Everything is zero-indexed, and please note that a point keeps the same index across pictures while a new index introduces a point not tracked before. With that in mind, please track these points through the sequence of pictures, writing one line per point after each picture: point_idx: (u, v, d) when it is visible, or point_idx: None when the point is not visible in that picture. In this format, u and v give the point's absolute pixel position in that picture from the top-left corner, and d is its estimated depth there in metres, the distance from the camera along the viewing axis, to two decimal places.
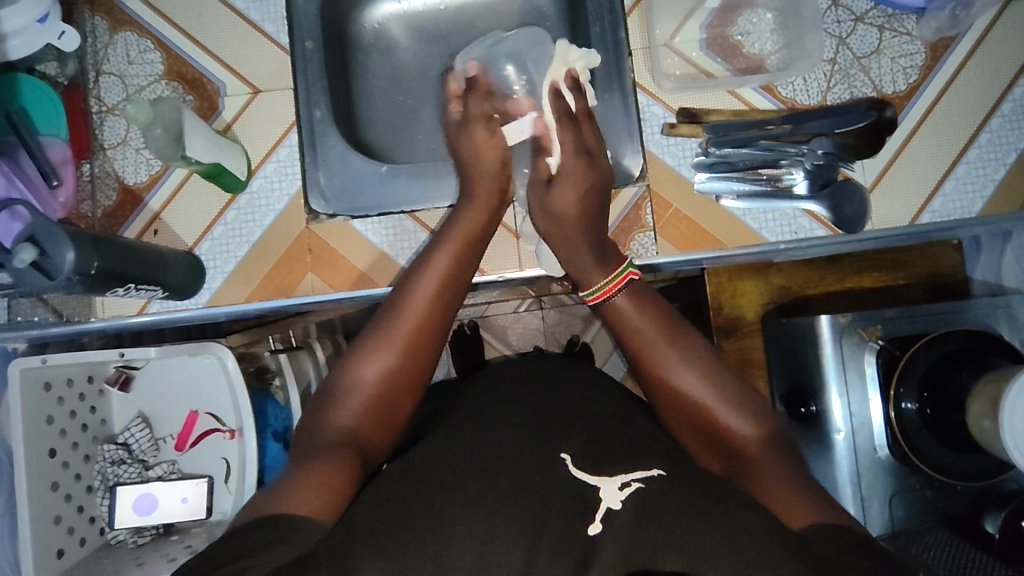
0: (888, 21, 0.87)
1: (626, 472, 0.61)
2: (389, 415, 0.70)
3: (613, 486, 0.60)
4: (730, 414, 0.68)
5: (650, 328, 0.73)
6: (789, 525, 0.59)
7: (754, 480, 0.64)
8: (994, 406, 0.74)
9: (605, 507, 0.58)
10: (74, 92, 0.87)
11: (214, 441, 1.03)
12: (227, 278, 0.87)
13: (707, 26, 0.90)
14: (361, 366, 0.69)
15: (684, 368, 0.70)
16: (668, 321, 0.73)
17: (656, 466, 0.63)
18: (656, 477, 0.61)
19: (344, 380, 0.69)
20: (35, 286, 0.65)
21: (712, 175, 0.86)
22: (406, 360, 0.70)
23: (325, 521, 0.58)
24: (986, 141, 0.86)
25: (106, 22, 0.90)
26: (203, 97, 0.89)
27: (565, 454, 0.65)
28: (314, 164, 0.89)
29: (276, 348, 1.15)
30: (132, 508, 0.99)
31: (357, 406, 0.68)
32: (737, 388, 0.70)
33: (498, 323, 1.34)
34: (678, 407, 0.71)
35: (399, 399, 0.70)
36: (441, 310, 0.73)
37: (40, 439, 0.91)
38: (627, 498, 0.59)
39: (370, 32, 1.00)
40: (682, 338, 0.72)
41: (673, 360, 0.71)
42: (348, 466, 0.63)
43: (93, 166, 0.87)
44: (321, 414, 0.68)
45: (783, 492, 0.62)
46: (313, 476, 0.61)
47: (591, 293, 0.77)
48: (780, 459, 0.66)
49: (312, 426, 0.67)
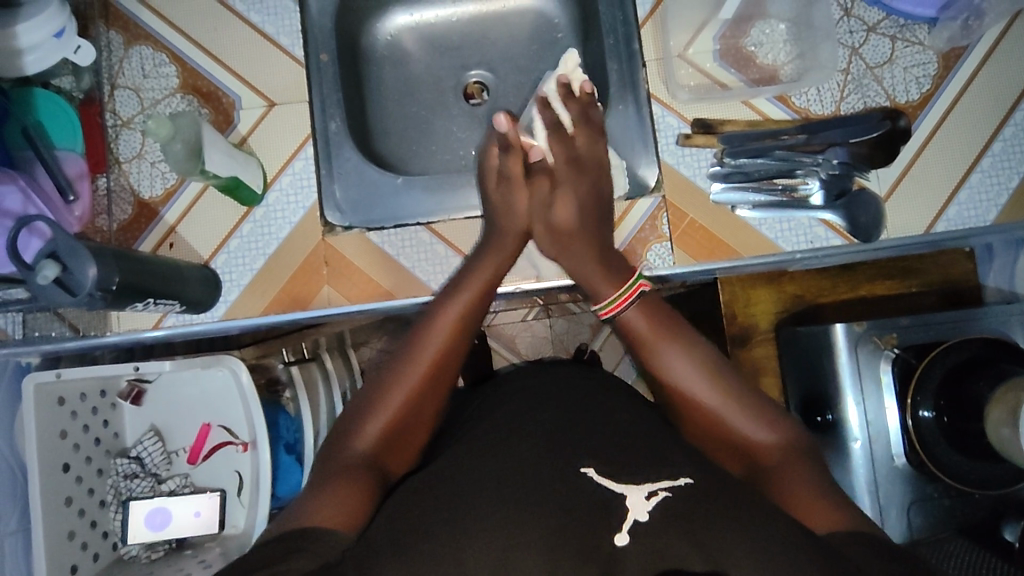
0: (900, 31, 0.88)
1: (654, 481, 0.60)
2: (410, 437, 0.70)
3: (640, 496, 0.58)
4: (743, 420, 0.69)
5: (661, 338, 0.73)
6: (812, 528, 0.58)
7: (775, 484, 0.64)
8: (1014, 415, 0.74)
9: (633, 518, 0.55)
10: (90, 106, 0.88)
11: (228, 453, 1.03)
12: (243, 291, 0.87)
13: (720, 38, 0.91)
14: (384, 389, 0.70)
15: (696, 380, 0.71)
16: (678, 332, 0.74)
17: (684, 474, 0.61)
18: (683, 485, 0.59)
19: (364, 404, 0.70)
20: (57, 302, 0.64)
21: (727, 185, 0.86)
22: (427, 388, 0.70)
23: (350, 533, 0.58)
24: (1000, 150, 0.86)
25: (121, 36, 0.90)
26: (218, 111, 0.89)
27: (587, 467, 0.63)
28: (329, 175, 0.89)
29: (288, 361, 1.13)
30: (145, 521, 0.99)
31: (378, 428, 0.68)
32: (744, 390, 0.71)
33: (506, 332, 1.34)
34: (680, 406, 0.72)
35: (421, 425, 0.71)
36: (461, 339, 0.73)
37: (54, 455, 0.91)
38: (653, 507, 0.56)
39: (383, 43, 1.00)
40: (695, 351, 0.72)
41: (684, 371, 0.71)
42: (368, 483, 0.63)
43: (109, 180, 0.87)
44: (345, 432, 0.68)
45: (801, 500, 0.61)
46: (333, 494, 0.61)
47: (608, 304, 0.76)
48: (802, 468, 0.65)
49: (337, 443, 0.68)
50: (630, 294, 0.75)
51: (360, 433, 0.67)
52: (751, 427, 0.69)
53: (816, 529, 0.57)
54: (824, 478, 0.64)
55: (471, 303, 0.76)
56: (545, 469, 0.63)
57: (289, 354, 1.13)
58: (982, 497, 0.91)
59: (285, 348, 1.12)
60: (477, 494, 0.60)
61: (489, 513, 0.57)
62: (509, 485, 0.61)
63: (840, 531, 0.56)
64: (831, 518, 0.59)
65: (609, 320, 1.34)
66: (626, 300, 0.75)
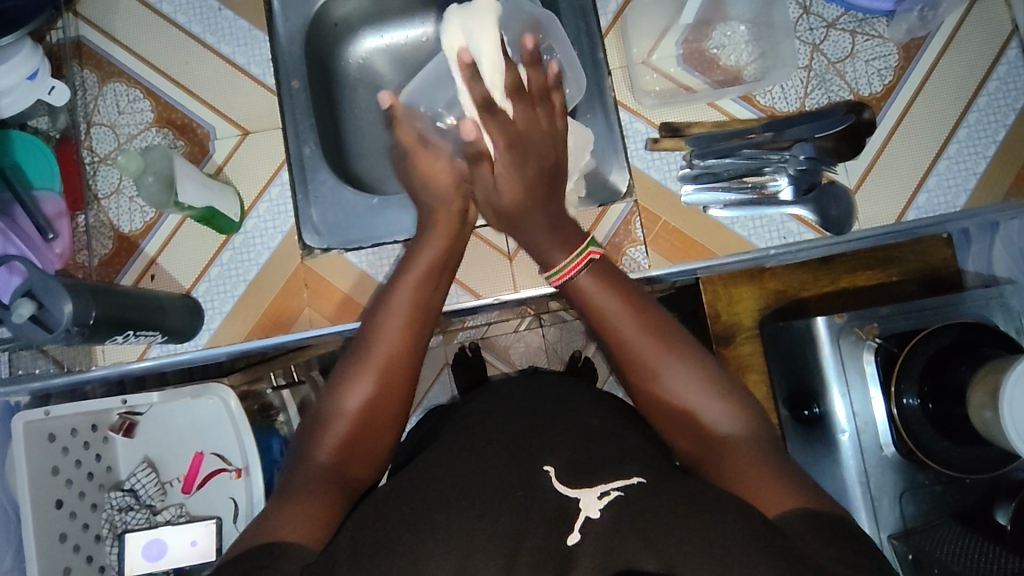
0: (859, 25, 0.90)
1: (606, 481, 0.58)
2: (378, 429, 0.68)
3: (593, 495, 0.56)
4: (702, 404, 0.67)
5: (624, 315, 0.69)
6: (764, 513, 0.56)
7: (724, 472, 0.62)
8: (993, 397, 0.75)
9: (585, 516, 0.54)
10: (66, 145, 0.89)
11: (221, 481, 1.02)
12: (225, 319, 0.88)
13: (683, 42, 0.92)
14: (350, 375, 0.69)
15: (661, 359, 0.68)
16: (650, 316, 0.70)
17: (637, 473, 0.59)
18: (636, 484, 0.57)
19: (326, 407, 0.68)
20: (35, 339, 0.65)
21: (698, 186, 0.87)
22: (398, 356, 0.69)
23: (315, 546, 0.56)
24: (964, 136, 0.87)
25: (95, 74, 0.92)
26: (193, 142, 0.91)
27: (550, 465, 0.62)
28: (306, 200, 0.89)
29: (278, 384, 1.13)
30: (142, 553, 0.98)
31: (343, 422, 0.67)
32: (710, 371, 0.68)
33: (499, 343, 1.34)
34: (643, 387, 0.69)
35: (397, 399, 0.69)
36: (423, 315, 0.73)
37: (45, 492, 0.91)
38: (606, 506, 0.54)
39: (355, 67, 1.01)
40: (659, 333, 0.69)
41: (644, 344, 0.68)
42: (333, 493, 0.62)
43: (88, 217, 0.88)
44: (318, 424, 0.68)
45: (753, 481, 0.59)
46: (295, 506, 0.59)
47: (557, 272, 0.73)
48: (754, 451, 0.62)
49: (303, 454, 0.66)
50: (582, 260, 0.73)
51: (337, 416, 0.67)
52: (710, 411, 0.66)
53: (766, 515, 0.55)
54: (776, 457, 0.62)
55: (434, 267, 0.76)
56: (513, 478, 0.60)
57: (279, 378, 1.13)
58: (974, 481, 0.91)
59: (275, 372, 1.11)
60: (442, 503, 0.57)
61: (451, 524, 0.54)
62: (473, 497, 0.58)
63: (793, 516, 0.54)
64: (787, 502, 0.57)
65: None
66: (573, 270, 0.72)
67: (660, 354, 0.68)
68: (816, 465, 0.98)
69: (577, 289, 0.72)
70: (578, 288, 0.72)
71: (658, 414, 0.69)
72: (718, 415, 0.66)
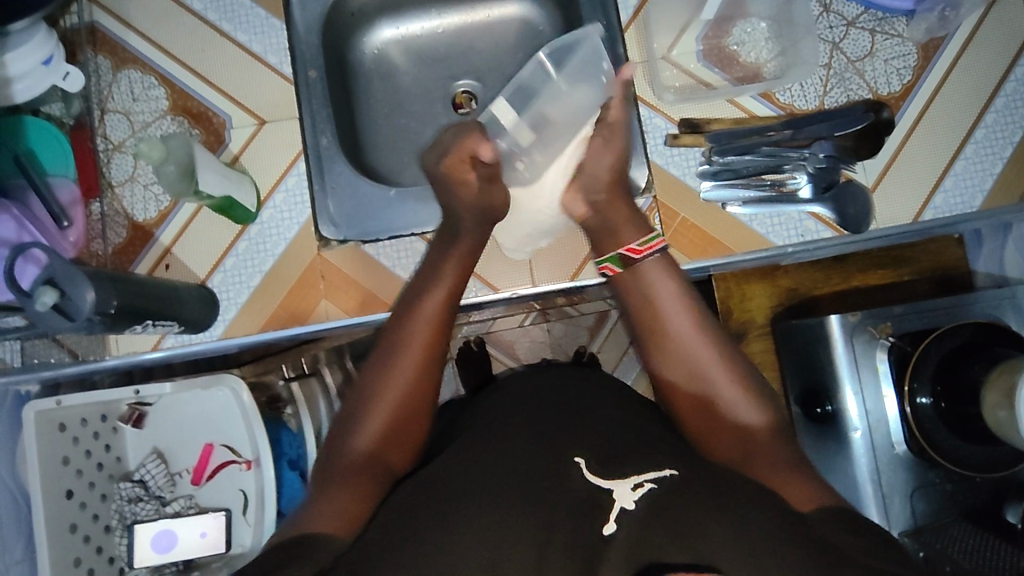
0: (879, 24, 0.90)
1: (638, 472, 0.57)
2: (404, 442, 0.67)
3: (627, 487, 0.56)
4: (731, 397, 0.66)
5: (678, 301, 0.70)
6: (795, 506, 0.58)
7: (756, 467, 0.63)
8: (1009, 397, 0.75)
9: (619, 506, 0.55)
10: (81, 132, 0.88)
11: (230, 473, 1.02)
12: (241, 310, 0.88)
13: (703, 38, 0.91)
14: (372, 394, 0.67)
15: (700, 348, 0.68)
16: (701, 309, 0.70)
17: (669, 466, 0.59)
18: (670, 477, 0.57)
19: (350, 424, 0.67)
20: (56, 327, 0.65)
21: (717, 183, 0.87)
22: (431, 347, 0.69)
23: (345, 535, 0.58)
24: (982, 137, 0.88)
25: (109, 60, 0.91)
26: (209, 131, 0.90)
27: (581, 458, 0.60)
28: (322, 191, 0.88)
29: (289, 377, 1.10)
30: (152, 545, 0.98)
31: (369, 442, 0.65)
32: (739, 368, 0.68)
33: (504, 338, 1.25)
34: (675, 376, 0.69)
35: (430, 396, 0.69)
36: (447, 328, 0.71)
37: (56, 481, 0.91)
38: (641, 497, 0.55)
39: (370, 57, 1.00)
40: (707, 329, 0.69)
41: (687, 333, 0.68)
42: (366, 486, 0.63)
43: (103, 206, 0.87)
44: (354, 419, 0.68)
45: (782, 477, 0.61)
46: (324, 505, 0.60)
47: (639, 244, 0.72)
48: (779, 449, 0.64)
49: (331, 455, 0.66)
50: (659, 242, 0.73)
51: (375, 407, 0.67)
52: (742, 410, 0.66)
53: (798, 508, 0.57)
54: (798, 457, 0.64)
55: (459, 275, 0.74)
56: (541, 468, 0.59)
57: (289, 370, 1.09)
58: (983, 480, 0.92)
59: (285, 364, 1.08)
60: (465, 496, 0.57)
61: (482, 516, 0.55)
62: (498, 489, 0.57)
63: (821, 511, 0.56)
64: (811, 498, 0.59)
65: (604, 323, 1.24)
66: (653, 249, 0.72)
67: (700, 345, 0.68)
68: (827, 462, 0.98)
69: (645, 273, 0.72)
70: (642, 271, 0.72)
71: (682, 404, 0.68)
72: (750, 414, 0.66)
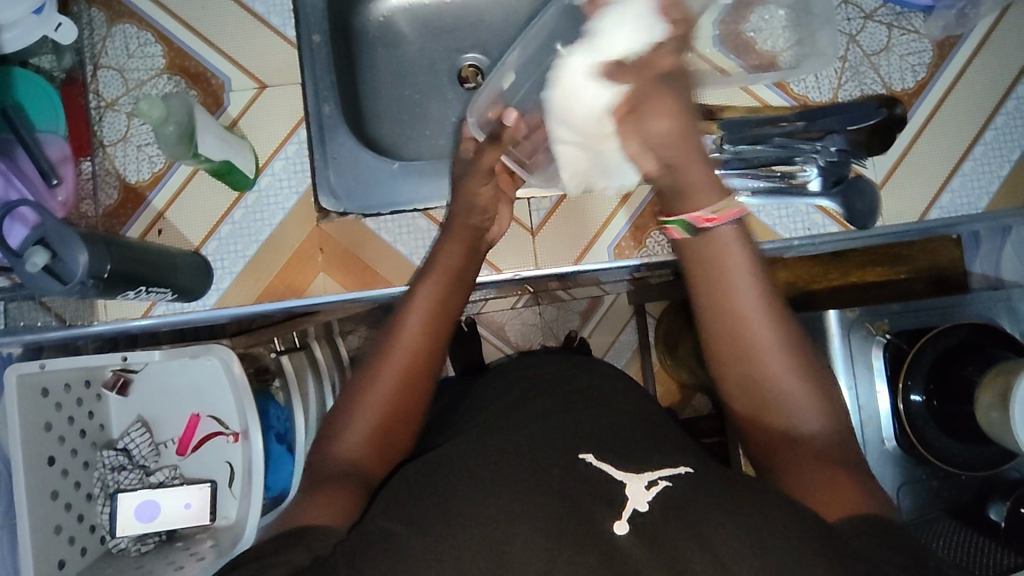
0: (897, 19, 0.88)
1: (655, 469, 0.58)
2: (399, 434, 0.66)
3: (640, 485, 0.56)
4: (796, 396, 0.60)
5: (745, 276, 0.60)
6: (825, 518, 0.53)
7: (791, 472, 0.58)
8: (1003, 398, 0.76)
9: (633, 508, 0.53)
10: (72, 87, 0.84)
11: (218, 444, 1.00)
12: (236, 279, 0.86)
13: (721, 22, 0.87)
14: (364, 387, 0.66)
15: (770, 336, 0.60)
16: (771, 290, 0.61)
17: (684, 464, 0.60)
18: (685, 474, 0.57)
19: (338, 415, 0.66)
20: (46, 290, 0.62)
21: (727, 172, 0.85)
22: (423, 341, 0.68)
23: (342, 525, 0.56)
24: (991, 138, 0.87)
25: (103, 13, 0.87)
26: (207, 92, 0.87)
27: (587, 453, 0.60)
28: (323, 161, 0.85)
29: (279, 351, 1.05)
30: (135, 514, 0.96)
31: (362, 431, 0.64)
32: (814, 367, 0.61)
33: (495, 320, 1.21)
34: (738, 364, 0.61)
35: (421, 386, 0.68)
36: (442, 319, 0.70)
37: (39, 448, 0.86)
38: (654, 497, 0.54)
39: (375, 24, 0.96)
40: (779, 310, 0.60)
41: (755, 315, 0.60)
42: (355, 482, 0.61)
43: (94, 164, 0.85)
44: (345, 410, 0.66)
45: (826, 487, 0.56)
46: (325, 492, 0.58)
47: (709, 213, 0.60)
48: (832, 456, 0.58)
49: (321, 443, 0.65)
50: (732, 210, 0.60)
51: (366, 398, 0.65)
52: (799, 404, 0.60)
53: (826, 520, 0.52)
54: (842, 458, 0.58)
55: (457, 265, 0.74)
56: (545, 461, 0.59)
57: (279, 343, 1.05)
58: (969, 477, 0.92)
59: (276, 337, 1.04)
60: (469, 482, 0.56)
61: (477, 496, 0.54)
62: (499, 478, 0.56)
63: (853, 525, 0.52)
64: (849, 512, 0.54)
65: (597, 308, 1.23)
66: (725, 219, 0.60)
67: (771, 333, 0.60)
68: None
69: (708, 240, 0.61)
70: (712, 241, 0.61)
71: (738, 394, 0.62)
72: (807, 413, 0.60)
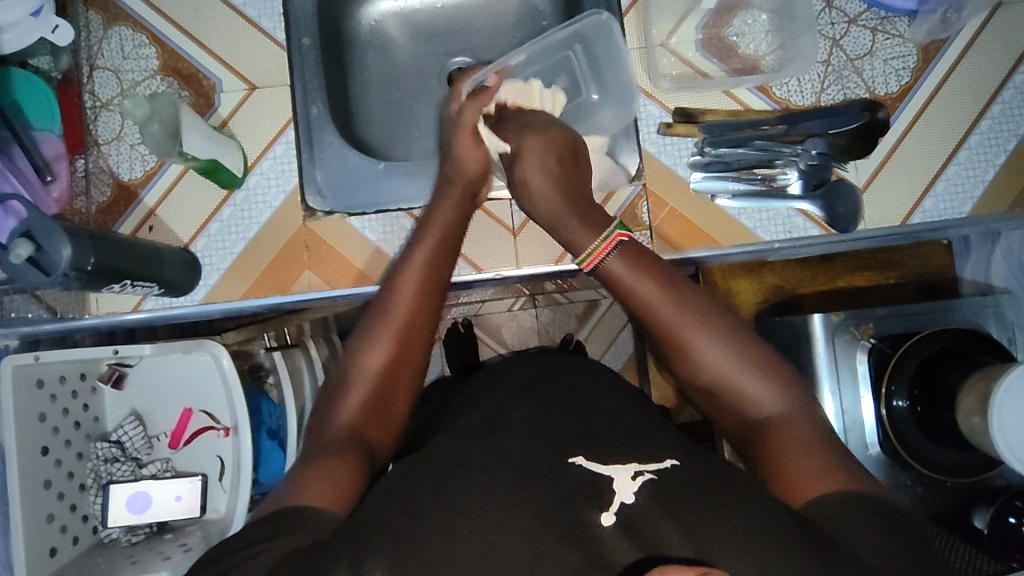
0: (880, 23, 0.89)
1: (640, 463, 0.58)
2: (390, 413, 0.67)
3: (627, 476, 0.56)
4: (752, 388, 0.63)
5: (658, 291, 0.66)
6: (794, 503, 0.56)
7: (775, 463, 0.59)
8: (983, 403, 0.75)
9: (620, 501, 0.53)
10: (68, 86, 0.88)
11: (209, 439, 1.01)
12: (223, 275, 0.88)
13: (703, 27, 0.91)
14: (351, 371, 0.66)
15: (706, 344, 0.64)
16: (690, 298, 0.66)
17: (671, 457, 0.59)
18: (670, 467, 0.57)
19: (331, 399, 0.66)
20: (32, 282, 0.65)
21: (707, 174, 0.87)
22: (409, 325, 0.68)
23: (339, 510, 0.57)
24: (976, 143, 0.87)
25: (100, 16, 0.90)
26: (198, 94, 0.89)
27: (576, 455, 0.59)
28: (310, 161, 0.89)
29: (271, 347, 1.08)
30: (126, 505, 0.97)
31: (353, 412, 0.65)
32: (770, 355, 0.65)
33: (491, 322, 1.23)
34: (686, 372, 0.66)
35: (414, 364, 0.68)
36: (431, 290, 0.70)
37: (32, 438, 0.89)
38: (640, 489, 0.54)
39: (367, 28, 0.98)
40: (705, 315, 0.65)
41: (685, 329, 0.64)
42: (354, 456, 0.61)
43: (87, 162, 0.87)
44: (339, 386, 0.67)
45: (809, 467, 0.57)
46: (321, 472, 0.59)
47: (585, 259, 0.69)
48: (809, 434, 0.60)
49: (319, 424, 0.65)
50: (607, 245, 0.68)
51: (358, 374, 0.66)
52: (752, 383, 0.63)
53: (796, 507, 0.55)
54: (822, 437, 0.60)
55: (448, 231, 0.74)
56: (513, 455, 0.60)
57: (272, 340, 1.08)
58: (954, 484, 0.91)
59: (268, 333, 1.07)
60: (434, 477, 0.57)
61: (441, 490, 0.55)
62: (466, 472, 0.57)
63: (827, 506, 0.54)
64: (820, 487, 0.56)
65: (593, 312, 1.24)
66: (602, 255, 0.68)
67: (700, 335, 0.64)
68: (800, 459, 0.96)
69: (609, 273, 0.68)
70: (607, 272, 0.68)
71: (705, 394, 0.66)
72: (766, 396, 0.63)
